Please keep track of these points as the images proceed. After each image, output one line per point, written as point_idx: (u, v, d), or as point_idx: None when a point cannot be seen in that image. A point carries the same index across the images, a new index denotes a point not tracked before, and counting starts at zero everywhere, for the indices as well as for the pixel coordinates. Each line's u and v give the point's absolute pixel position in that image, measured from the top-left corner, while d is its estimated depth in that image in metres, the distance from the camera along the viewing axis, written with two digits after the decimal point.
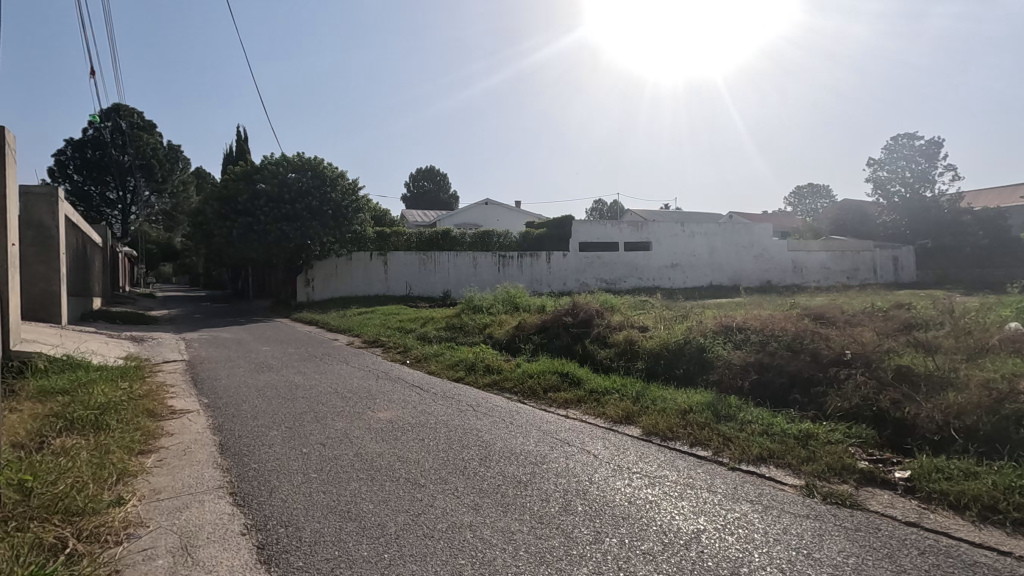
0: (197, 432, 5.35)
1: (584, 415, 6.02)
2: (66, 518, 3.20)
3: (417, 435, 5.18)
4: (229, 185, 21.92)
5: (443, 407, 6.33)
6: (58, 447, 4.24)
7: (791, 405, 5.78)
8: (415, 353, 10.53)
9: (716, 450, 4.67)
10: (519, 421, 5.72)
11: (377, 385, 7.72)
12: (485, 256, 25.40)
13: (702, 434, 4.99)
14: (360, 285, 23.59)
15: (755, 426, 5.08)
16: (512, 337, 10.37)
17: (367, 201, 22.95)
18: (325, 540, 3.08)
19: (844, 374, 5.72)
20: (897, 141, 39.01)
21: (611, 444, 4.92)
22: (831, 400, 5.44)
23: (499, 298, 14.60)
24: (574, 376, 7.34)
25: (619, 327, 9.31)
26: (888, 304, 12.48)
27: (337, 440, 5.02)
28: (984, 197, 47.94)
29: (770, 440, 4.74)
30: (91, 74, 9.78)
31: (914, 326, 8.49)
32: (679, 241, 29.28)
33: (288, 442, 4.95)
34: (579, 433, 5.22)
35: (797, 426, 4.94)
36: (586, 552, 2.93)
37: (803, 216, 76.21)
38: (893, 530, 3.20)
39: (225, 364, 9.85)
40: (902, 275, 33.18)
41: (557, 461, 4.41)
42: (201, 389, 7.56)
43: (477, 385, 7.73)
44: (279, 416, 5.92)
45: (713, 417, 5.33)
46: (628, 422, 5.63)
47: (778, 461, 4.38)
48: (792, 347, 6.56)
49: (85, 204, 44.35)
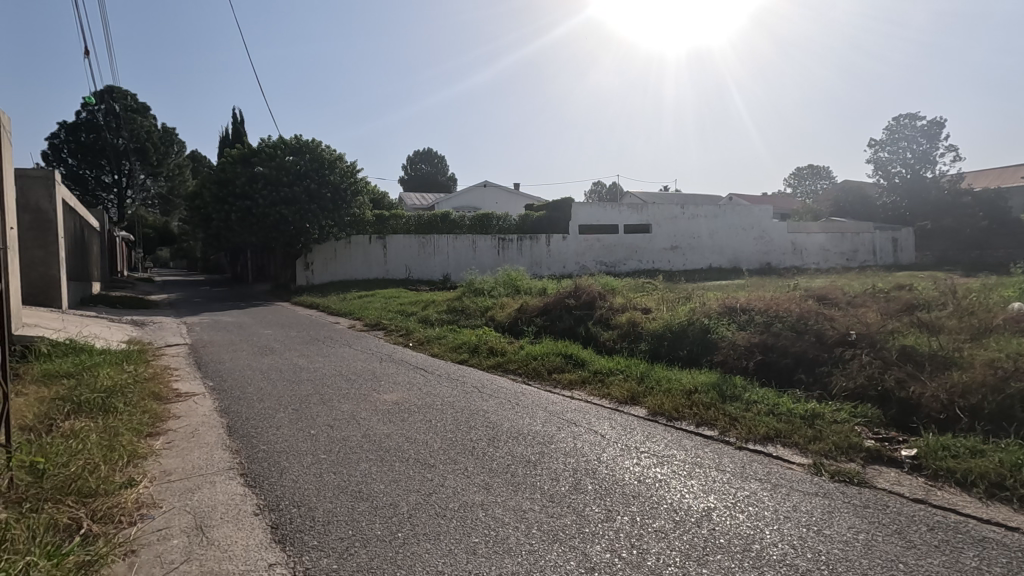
0: (204, 414, 5.36)
1: (590, 396, 6.05)
2: (79, 499, 3.22)
3: (424, 416, 5.19)
4: (226, 168, 21.77)
5: (449, 389, 6.35)
6: (67, 430, 4.24)
7: (796, 385, 5.79)
8: (418, 336, 10.55)
9: (722, 430, 4.69)
10: (525, 402, 5.74)
11: (382, 368, 7.73)
12: (485, 239, 25.30)
13: (708, 414, 5.01)
14: (359, 268, 23.54)
15: (760, 406, 5.10)
16: (514, 320, 10.35)
17: (365, 183, 22.77)
18: (338, 520, 3.09)
19: (849, 355, 5.75)
20: (899, 121, 38.94)
21: (618, 424, 4.94)
22: (837, 380, 5.47)
23: (500, 281, 14.56)
24: (579, 358, 7.36)
25: (621, 309, 9.34)
26: (890, 285, 12.48)
27: (345, 422, 5.03)
28: (984, 179, 47.84)
29: (777, 419, 4.76)
30: (85, 53, 9.65)
31: (917, 308, 8.49)
32: (679, 223, 29.18)
33: (295, 424, 4.96)
34: (585, 414, 5.25)
35: (802, 406, 4.96)
36: (598, 530, 2.96)
37: (803, 198, 75.91)
38: (901, 507, 3.22)
39: (228, 348, 9.85)
40: (902, 256, 33.13)
41: (565, 441, 4.44)
42: (206, 372, 7.57)
43: (481, 367, 7.76)
44: (285, 399, 5.93)
45: (718, 397, 5.35)
46: (633, 403, 5.66)
47: (784, 440, 4.41)
48: (797, 328, 6.57)
49: (80, 188, 44.09)
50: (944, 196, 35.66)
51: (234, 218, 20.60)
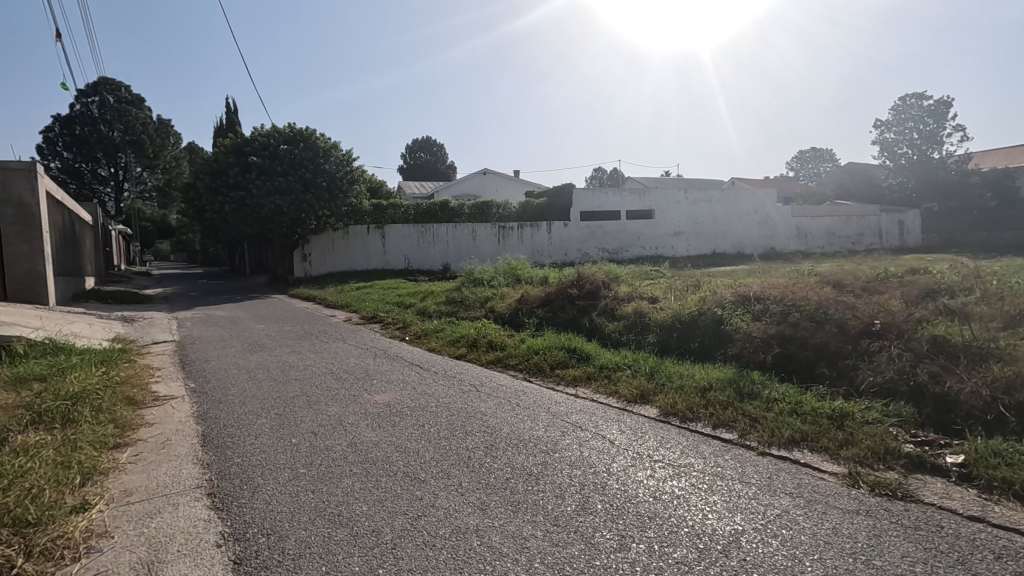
0: (180, 421, 4.98)
1: (595, 394, 5.64)
2: (15, 532, 2.82)
3: (416, 420, 4.78)
4: (219, 158, 21.25)
5: (445, 388, 5.92)
6: (18, 445, 3.83)
7: (818, 380, 5.34)
8: (415, 329, 10.14)
9: (742, 433, 4.28)
10: (526, 402, 5.32)
11: (375, 365, 7.33)
12: (485, 227, 24.80)
13: (725, 414, 4.60)
14: (357, 259, 23.15)
15: (782, 404, 4.67)
16: (514, 311, 9.91)
17: (362, 171, 22.29)
18: (310, 554, 2.69)
19: (875, 347, 5.32)
20: (905, 101, 38.17)
21: (627, 427, 4.52)
22: (864, 373, 5.03)
23: (500, 270, 14.12)
24: (583, 352, 6.93)
25: (626, 298, 8.93)
26: (904, 269, 12.06)
27: (330, 428, 4.64)
28: (992, 157, 47.34)
29: (802, 420, 4.33)
30: (59, 34, 9.20)
31: (939, 293, 8.06)
32: (683, 208, 28.65)
33: (276, 432, 4.56)
34: (591, 416, 4.82)
35: (829, 405, 4.52)
36: (610, 564, 2.54)
37: (805, 181, 75.01)
38: (957, 528, 2.81)
39: (216, 344, 9.47)
40: (909, 239, 32.54)
41: (571, 449, 4.01)
42: (190, 372, 7.18)
43: (480, 362, 7.34)
44: (269, 402, 5.52)
45: (735, 395, 4.92)
46: (643, 401, 5.25)
47: (812, 444, 3.99)
48: (817, 318, 6.13)
49: (77, 182, 43.66)
50: (951, 177, 35.14)
51: (228, 209, 20.12)
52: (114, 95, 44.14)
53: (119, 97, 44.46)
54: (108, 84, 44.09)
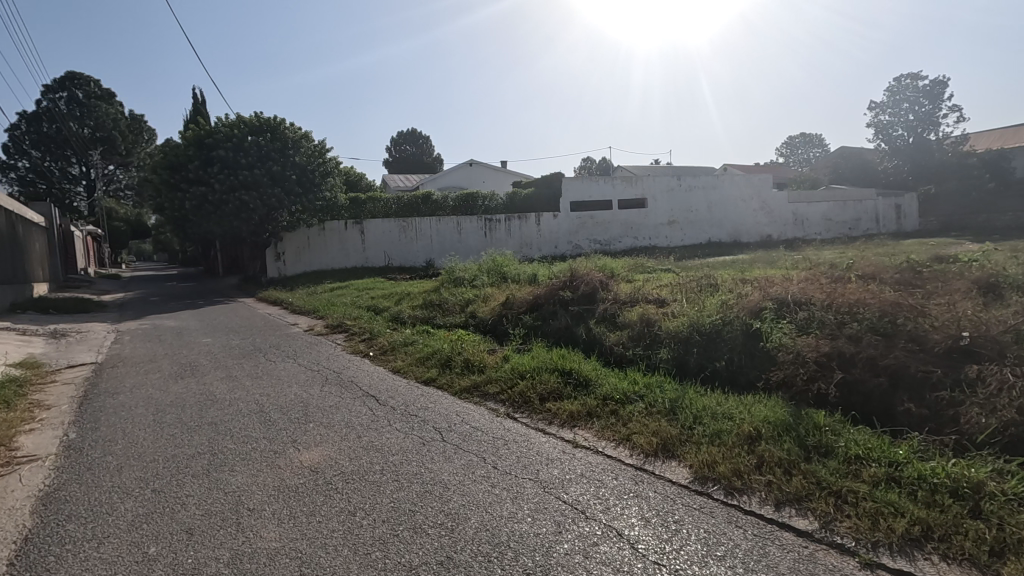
0: (10, 507, 3.50)
1: (601, 441, 4.21)
2: None
3: (347, 504, 3.30)
4: (177, 150, 19.42)
5: (402, 438, 4.42)
6: None
7: (902, 423, 3.93)
8: (382, 342, 8.63)
9: (824, 522, 2.87)
10: (508, 463, 3.82)
11: (321, 396, 5.83)
12: (470, 221, 23.30)
13: (791, 485, 3.18)
14: (335, 258, 21.67)
15: (874, 468, 3.24)
16: (498, 317, 8.45)
17: (336, 163, 20.67)
18: None
19: (980, 374, 3.92)
20: (897, 81, 36.71)
21: (653, 510, 3.08)
22: (972, 414, 3.63)
23: (484, 268, 12.58)
24: (581, 376, 5.48)
25: (629, 301, 7.48)
26: (925, 257, 10.74)
27: (218, 522, 3.15)
28: (985, 138, 46.32)
29: (913, 501, 2.91)
30: None
31: (1000, 288, 6.72)
32: (677, 195, 27.18)
33: (134, 533, 3.06)
34: (599, 488, 3.37)
35: (945, 468, 3.09)
36: None
37: (796, 166, 73.97)
38: None
39: (143, 366, 7.93)
40: (905, 224, 31.41)
41: (571, 567, 2.56)
42: (83, 413, 5.64)
43: (453, 390, 5.87)
44: (155, 467, 4.02)
45: (800, 451, 3.50)
46: (668, 457, 3.82)
47: (945, 548, 2.58)
48: (883, 330, 4.71)
49: (46, 181, 41.67)
50: (948, 159, 33.98)
51: (188, 207, 18.38)
52: (83, 90, 41.99)
53: (88, 91, 42.35)
54: (76, 79, 41.95)
